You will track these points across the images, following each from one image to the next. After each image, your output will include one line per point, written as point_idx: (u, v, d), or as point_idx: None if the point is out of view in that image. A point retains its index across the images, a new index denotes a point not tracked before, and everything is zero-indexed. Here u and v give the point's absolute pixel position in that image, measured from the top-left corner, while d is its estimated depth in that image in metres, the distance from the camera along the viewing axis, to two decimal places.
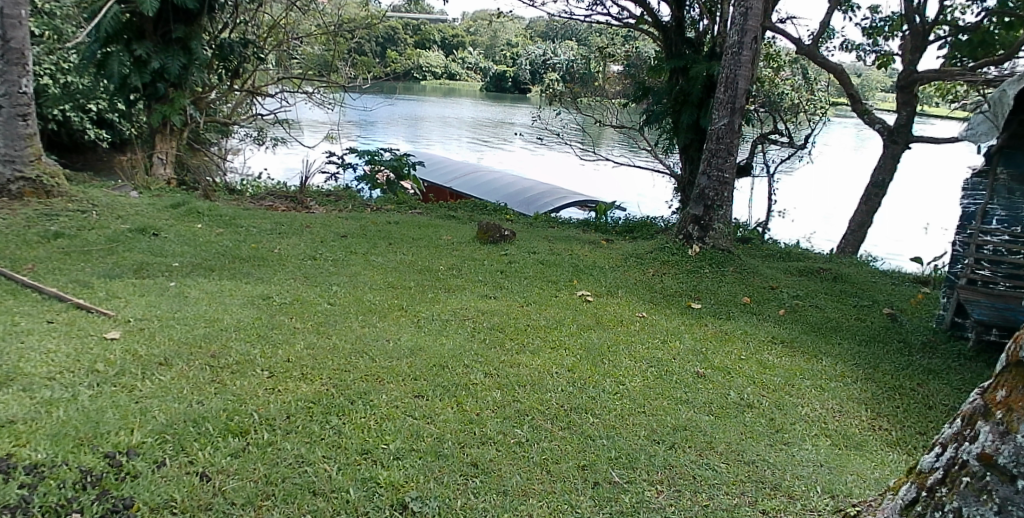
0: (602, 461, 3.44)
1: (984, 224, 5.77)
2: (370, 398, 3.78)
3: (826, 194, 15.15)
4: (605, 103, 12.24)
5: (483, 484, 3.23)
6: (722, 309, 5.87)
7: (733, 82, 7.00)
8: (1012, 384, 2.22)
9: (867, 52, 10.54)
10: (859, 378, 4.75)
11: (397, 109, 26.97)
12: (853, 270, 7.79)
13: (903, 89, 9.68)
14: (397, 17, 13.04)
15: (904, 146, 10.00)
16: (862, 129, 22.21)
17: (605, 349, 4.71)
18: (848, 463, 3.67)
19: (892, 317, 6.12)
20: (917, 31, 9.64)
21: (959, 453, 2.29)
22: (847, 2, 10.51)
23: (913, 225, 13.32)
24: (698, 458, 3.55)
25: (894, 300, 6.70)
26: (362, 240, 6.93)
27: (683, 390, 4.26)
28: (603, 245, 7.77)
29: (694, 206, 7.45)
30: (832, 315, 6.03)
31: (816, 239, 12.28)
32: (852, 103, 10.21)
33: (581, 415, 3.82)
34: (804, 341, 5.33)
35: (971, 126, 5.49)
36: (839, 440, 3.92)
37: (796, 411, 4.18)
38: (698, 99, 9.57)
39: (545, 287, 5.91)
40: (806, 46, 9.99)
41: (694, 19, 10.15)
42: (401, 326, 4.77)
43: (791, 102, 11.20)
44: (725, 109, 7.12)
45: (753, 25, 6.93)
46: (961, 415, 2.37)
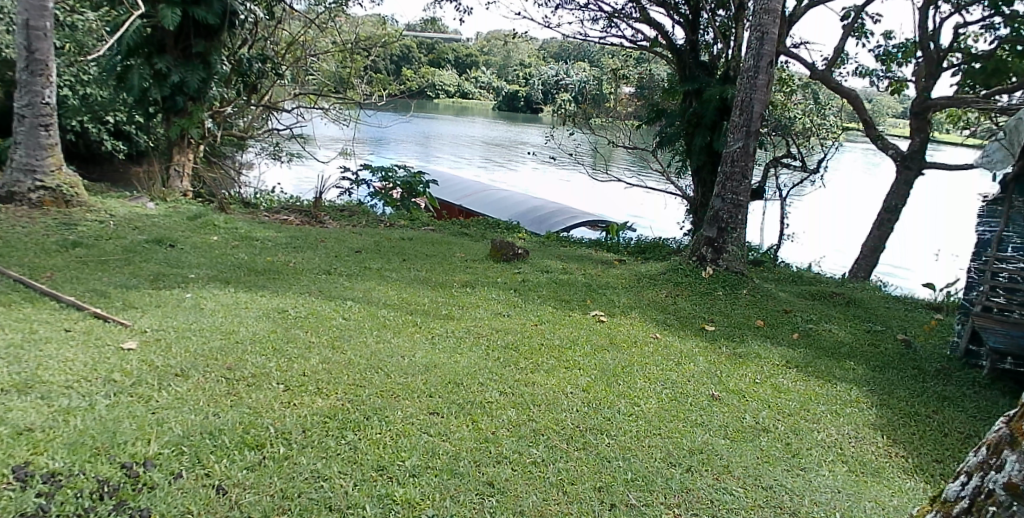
0: (619, 483, 3.42)
1: (1000, 252, 5.76)
2: (385, 415, 3.77)
3: (839, 219, 15.11)
4: (617, 124, 12.30)
5: (500, 503, 3.21)
6: (735, 332, 5.84)
7: (748, 106, 7.01)
8: None
9: (880, 77, 10.57)
10: (875, 404, 4.73)
11: (411, 127, 27.16)
12: (864, 294, 7.76)
13: (917, 115, 9.71)
14: (413, 36, 13.18)
15: (917, 172, 9.97)
16: (873, 154, 22.21)
17: (619, 370, 4.70)
18: (865, 490, 3.64)
19: (906, 343, 6.09)
20: (932, 58, 9.68)
21: (984, 483, 2.28)
22: (861, 28, 10.57)
23: (925, 252, 13.21)
24: (716, 481, 3.52)
25: (908, 326, 6.68)
26: (377, 255, 6.96)
27: (699, 413, 4.24)
28: (617, 265, 7.76)
29: (709, 228, 7.42)
30: (845, 340, 6.00)
31: (828, 263, 12.23)
32: (865, 128, 10.23)
33: (596, 436, 3.80)
34: (818, 366, 5.30)
35: (987, 153, 5.55)
36: (856, 467, 3.89)
37: (813, 436, 4.15)
38: (712, 122, 9.62)
39: (559, 306, 5.89)
40: (819, 71, 10.05)
41: (708, 43, 10.23)
42: (416, 342, 4.77)
43: (802, 126, 11.23)
44: (740, 133, 7.13)
45: (768, 50, 6.95)
46: (986, 444, 2.35)
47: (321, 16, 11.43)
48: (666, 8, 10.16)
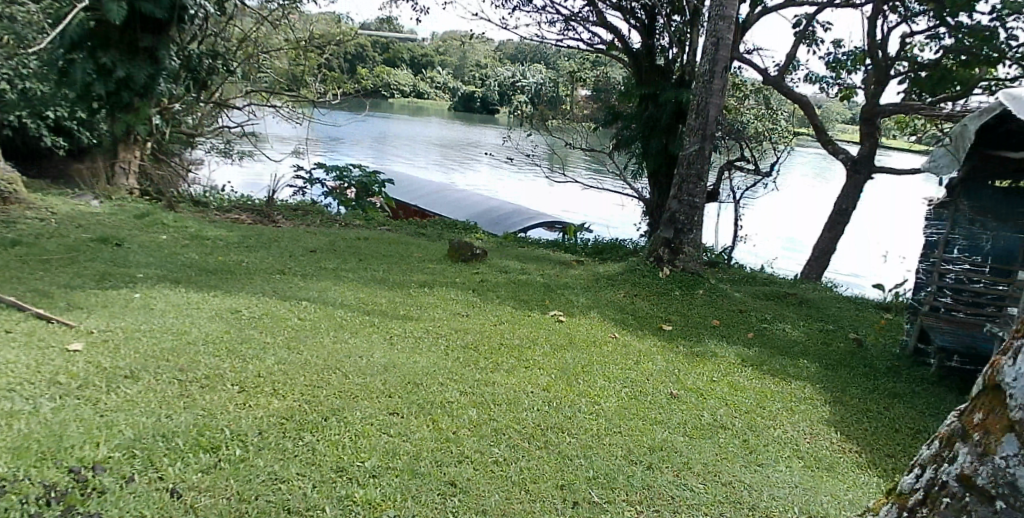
0: (581, 481, 3.41)
1: (947, 253, 5.95)
2: (343, 415, 3.71)
3: (791, 222, 15.43)
4: (574, 125, 12.23)
5: (461, 502, 3.17)
6: (692, 331, 5.91)
7: (704, 109, 7.10)
8: (988, 408, 2.14)
9: (830, 84, 10.82)
10: (828, 401, 4.82)
11: (366, 126, 26.92)
12: (816, 295, 7.93)
13: (867, 121, 9.95)
14: (368, 35, 13.06)
15: (866, 177, 10.24)
16: (823, 158, 22.73)
17: (579, 369, 4.70)
18: (821, 485, 3.70)
19: (857, 341, 6.24)
20: (880, 65, 9.95)
21: (938, 474, 2.22)
22: (812, 35, 10.82)
23: (873, 255, 13.57)
24: (676, 478, 3.54)
25: (859, 325, 6.85)
26: (332, 255, 6.86)
27: (658, 411, 4.26)
28: (574, 265, 7.79)
29: (665, 230, 7.49)
30: (798, 339, 6.12)
31: (780, 265, 12.47)
32: (817, 133, 10.47)
33: (558, 435, 3.80)
34: (773, 364, 5.40)
35: (934, 159, 5.69)
36: (811, 462, 3.96)
37: (769, 433, 4.21)
38: (668, 125, 9.77)
39: (518, 306, 5.88)
40: (772, 77, 10.26)
41: (664, 47, 10.34)
42: (374, 342, 4.70)
43: (755, 131, 11.45)
44: (696, 136, 7.21)
45: (724, 55, 7.03)
46: (940, 436, 2.29)
47: (275, 14, 11.23)
48: (622, 12, 10.23)
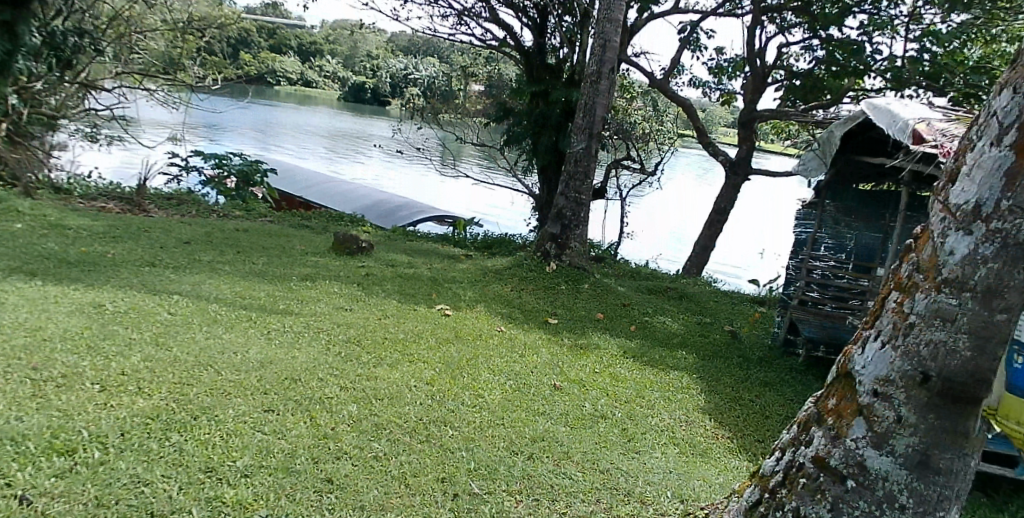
0: (462, 473, 3.40)
1: (815, 251, 6.30)
2: (215, 414, 3.55)
3: (675, 220, 16.02)
4: (465, 120, 12.29)
5: (338, 500, 3.09)
6: (576, 324, 6.02)
7: (591, 108, 7.24)
8: (841, 394, 2.61)
9: (712, 89, 11.28)
10: (704, 390, 5.03)
11: (250, 114, 25.97)
12: (696, 289, 8.26)
13: (745, 125, 10.43)
14: (252, 20, 12.59)
15: (744, 178, 10.72)
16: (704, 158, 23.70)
17: (464, 362, 4.69)
18: (694, 470, 3.85)
19: (732, 333, 6.55)
20: (758, 73, 10.47)
21: (797, 457, 2.66)
22: (696, 41, 11.23)
23: (750, 252, 14.28)
24: (556, 468, 3.58)
25: (735, 318, 7.19)
26: (208, 247, 6.56)
27: (541, 402, 4.32)
28: (463, 259, 7.78)
29: (552, 225, 7.59)
30: (678, 331, 6.36)
31: (664, 261, 12.93)
32: (699, 136, 10.89)
33: (439, 428, 3.77)
34: (653, 355, 5.58)
35: (804, 162, 6.08)
36: (686, 448, 4.11)
37: (647, 421, 4.35)
38: (557, 123, 9.92)
39: (404, 301, 5.80)
40: (657, 80, 10.61)
41: (555, 47, 10.48)
42: (250, 338, 4.53)
43: (642, 131, 11.80)
44: (583, 134, 7.35)
45: (610, 57, 7.20)
46: (797, 422, 2.75)
47: None
48: (514, 10, 10.29)
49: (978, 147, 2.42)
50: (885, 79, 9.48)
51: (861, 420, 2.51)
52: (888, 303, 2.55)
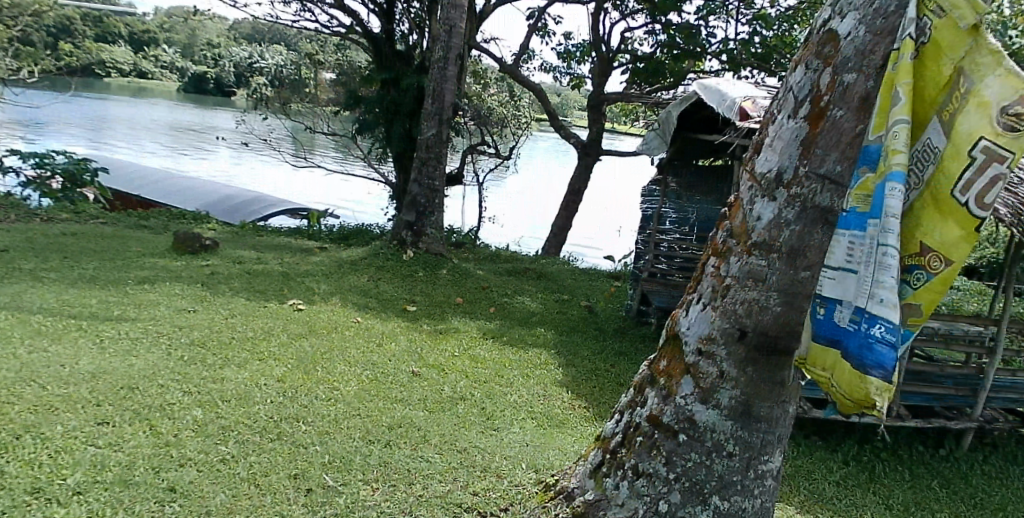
0: (315, 468, 3.35)
1: (661, 227, 6.61)
2: (41, 432, 3.30)
3: (534, 202, 16.36)
4: (316, 110, 11.94)
5: (183, 507, 2.97)
6: (435, 310, 6.06)
7: (440, 94, 7.25)
8: (669, 356, 2.79)
9: (562, 73, 11.56)
10: (561, 364, 5.24)
11: (77, 108, 24.11)
12: (554, 269, 8.51)
13: (594, 108, 10.67)
14: (73, 7, 11.65)
15: (595, 158, 11.03)
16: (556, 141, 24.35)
17: (318, 357, 4.61)
18: (551, 440, 4.02)
19: (589, 309, 6.82)
20: (604, 58, 10.84)
21: (633, 417, 2.83)
22: (544, 27, 11.47)
23: (607, 230, 14.82)
24: (413, 452, 3.60)
25: (591, 294, 7.49)
26: (30, 254, 6.06)
27: (398, 390, 4.34)
28: (318, 252, 7.61)
29: (407, 213, 7.55)
30: (536, 311, 6.55)
31: (525, 243, 13.18)
32: (551, 119, 11.12)
33: (292, 425, 3.69)
34: (511, 335, 5.76)
35: (647, 141, 6.46)
36: (543, 421, 4.29)
37: (505, 399, 4.49)
38: (410, 110, 9.92)
39: (254, 298, 5.61)
40: (508, 65, 10.77)
41: (404, 33, 10.34)
42: (79, 348, 4.23)
43: (498, 116, 11.95)
44: (433, 121, 7.32)
45: (457, 43, 7.20)
46: (634, 385, 2.91)
47: None
48: None
49: (778, 119, 2.60)
50: (720, 61, 10.11)
51: (688, 378, 2.70)
52: (707, 267, 2.73)
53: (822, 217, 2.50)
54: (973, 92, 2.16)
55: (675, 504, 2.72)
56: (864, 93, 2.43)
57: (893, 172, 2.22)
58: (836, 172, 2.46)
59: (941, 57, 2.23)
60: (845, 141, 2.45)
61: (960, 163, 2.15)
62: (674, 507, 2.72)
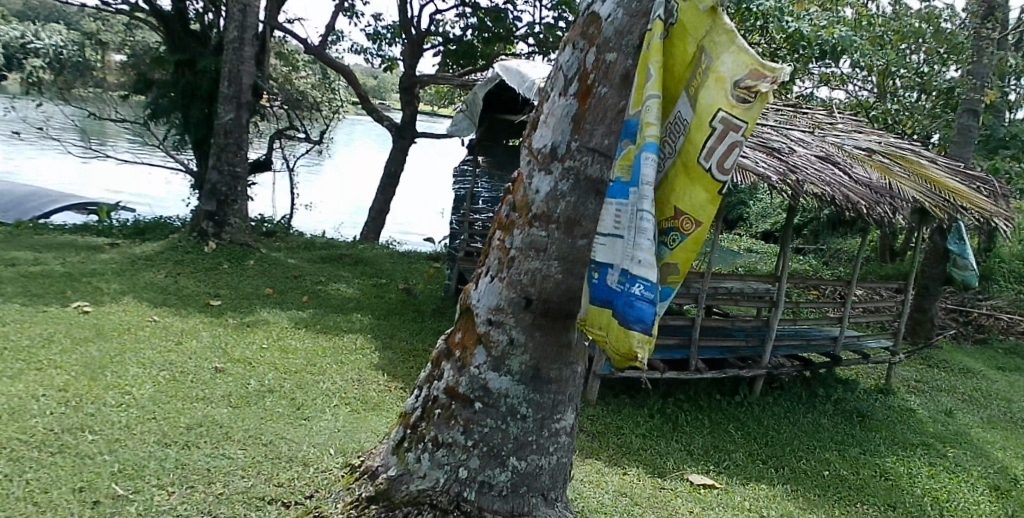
0: (102, 478, 3.13)
1: (473, 206, 6.63)
2: None
3: (352, 186, 16.08)
4: (102, 95, 10.95)
5: None
6: (242, 303, 5.87)
7: (237, 77, 7.16)
8: (464, 328, 2.94)
9: (374, 55, 11.42)
10: (377, 347, 5.43)
11: None
12: (372, 253, 8.46)
13: (407, 90, 10.56)
14: None
15: (410, 141, 10.95)
16: (369, 125, 24.02)
17: (108, 361, 4.32)
18: (366, 423, 4.11)
19: (407, 291, 6.90)
20: (414, 40, 10.79)
21: (432, 391, 2.97)
22: (352, 8, 11.24)
23: (429, 212, 14.91)
24: (214, 450, 3.48)
25: (410, 276, 7.56)
26: None
27: (201, 387, 4.21)
28: (110, 249, 7.06)
29: (207, 202, 7.33)
30: (352, 296, 6.56)
31: (344, 228, 12.94)
32: (363, 102, 10.91)
33: (76, 435, 3.44)
34: (326, 322, 5.77)
35: (456, 123, 6.58)
36: (358, 405, 4.41)
37: (317, 386, 4.56)
38: (209, 94, 9.44)
39: (31, 302, 5.13)
40: (314, 47, 10.46)
41: (199, 12, 9.66)
42: None
43: (310, 100, 11.62)
44: (231, 104, 7.19)
45: (252, 24, 7.18)
46: (432, 359, 3.04)
47: None
48: None
49: (551, 97, 2.78)
50: (528, 44, 10.43)
51: (481, 348, 2.86)
52: (494, 241, 2.89)
53: (594, 188, 2.73)
54: (711, 68, 2.38)
55: (475, 469, 2.89)
56: (624, 72, 2.67)
57: (647, 142, 2.40)
58: (603, 146, 2.71)
59: (686, 36, 2.44)
60: (610, 116, 2.69)
61: (703, 133, 2.35)
62: (475, 472, 2.89)
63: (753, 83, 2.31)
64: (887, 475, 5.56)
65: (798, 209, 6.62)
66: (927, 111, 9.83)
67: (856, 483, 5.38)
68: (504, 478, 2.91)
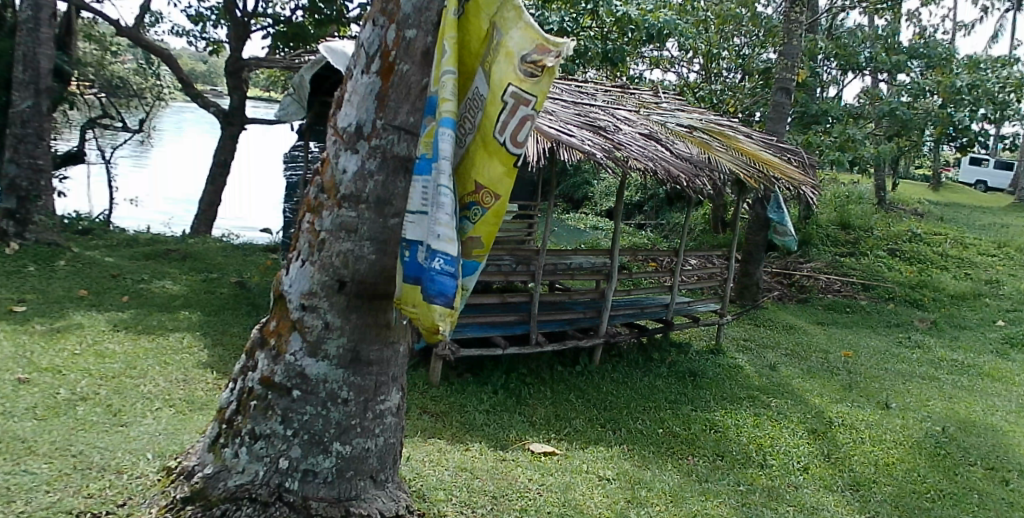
0: None
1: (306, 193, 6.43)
2: None
3: (181, 178, 15.16)
4: None
5: None
6: (52, 307, 5.41)
7: (33, 60, 6.66)
8: (278, 316, 2.87)
9: (197, 38, 10.80)
10: (206, 345, 5.18)
11: None
12: (202, 247, 8.04)
13: (234, 75, 10.05)
14: None
15: (240, 128, 10.46)
16: (197, 112, 22.76)
17: None
18: (189, 423, 3.92)
19: (240, 285, 6.62)
20: (239, 22, 10.26)
21: (246, 383, 2.89)
22: None
23: (269, 203, 14.33)
24: (14, 467, 3.20)
25: (244, 269, 7.26)
26: None
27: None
28: None
29: (5, 199, 6.76)
30: (178, 294, 6.20)
31: (175, 223, 12.19)
32: (186, 87, 10.27)
33: None
34: (149, 322, 5.43)
35: (283, 108, 6.31)
36: (183, 406, 4.18)
37: (136, 391, 4.28)
38: (6, 81, 8.57)
39: None
40: (128, 28, 9.72)
41: None
42: None
43: (128, 87, 10.82)
44: (26, 91, 6.69)
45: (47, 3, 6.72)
46: (247, 349, 2.95)
47: None
48: None
49: (353, 74, 2.73)
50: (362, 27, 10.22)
51: (295, 334, 2.80)
52: (303, 224, 2.81)
53: (401, 166, 2.73)
54: (502, 43, 2.48)
55: (297, 458, 2.86)
56: (424, 49, 2.68)
57: (445, 118, 2.45)
58: (408, 123, 2.71)
59: (479, 13, 2.52)
60: (413, 93, 2.69)
61: (496, 108, 2.45)
62: (297, 461, 2.86)
63: (539, 58, 2.47)
64: (715, 428, 5.97)
65: (626, 184, 6.89)
66: (745, 91, 10.59)
67: (687, 438, 5.74)
68: (329, 464, 2.90)
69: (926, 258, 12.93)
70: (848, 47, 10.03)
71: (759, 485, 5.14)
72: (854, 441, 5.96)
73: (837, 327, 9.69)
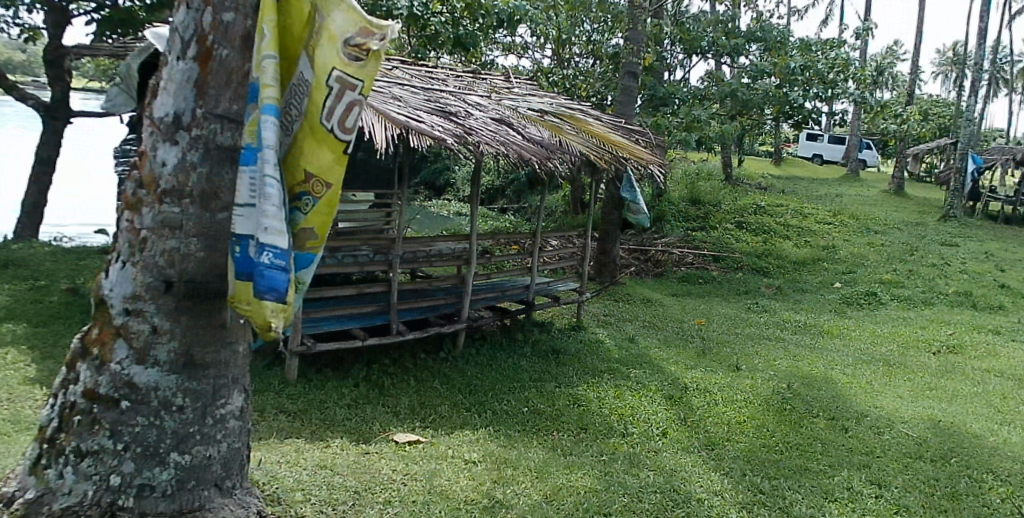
0: None
1: None
2: None
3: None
4: None
5: None
6: None
7: None
8: (99, 323, 2.71)
9: (11, 24, 9.84)
10: (35, 359, 4.75)
11: None
12: (28, 252, 7.38)
13: (55, 64, 9.24)
14: None
15: (66, 122, 9.65)
16: (18, 106, 20.91)
17: None
18: (15, 444, 3.59)
19: (73, 291, 6.12)
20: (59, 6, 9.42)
21: (67, 397, 2.71)
22: None
23: (105, 202, 13.34)
24: None
25: (77, 274, 6.72)
26: None
27: None
28: None
29: None
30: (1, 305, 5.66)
31: None
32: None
33: None
34: None
35: (110, 99, 5.87)
36: (10, 427, 3.83)
37: None
38: None
39: None
40: None
41: None
42: None
43: None
44: None
45: None
46: (66, 362, 2.77)
47: None
48: None
49: (167, 61, 2.62)
50: None
51: (120, 341, 2.67)
52: (121, 222, 2.68)
53: (227, 156, 2.67)
54: (323, 27, 2.55)
55: (129, 473, 2.70)
56: (243, 34, 2.63)
57: (267, 105, 2.50)
58: (231, 112, 2.66)
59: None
60: (234, 81, 2.64)
61: (322, 93, 2.54)
62: (130, 477, 2.70)
63: (362, 42, 2.57)
64: (578, 402, 6.13)
65: (480, 169, 6.91)
66: (596, 75, 10.90)
67: (552, 414, 5.86)
68: (167, 476, 2.75)
69: (768, 228, 13.83)
70: (691, 32, 10.72)
71: (621, 453, 5.35)
72: (707, 403, 6.31)
73: (691, 297, 10.20)
